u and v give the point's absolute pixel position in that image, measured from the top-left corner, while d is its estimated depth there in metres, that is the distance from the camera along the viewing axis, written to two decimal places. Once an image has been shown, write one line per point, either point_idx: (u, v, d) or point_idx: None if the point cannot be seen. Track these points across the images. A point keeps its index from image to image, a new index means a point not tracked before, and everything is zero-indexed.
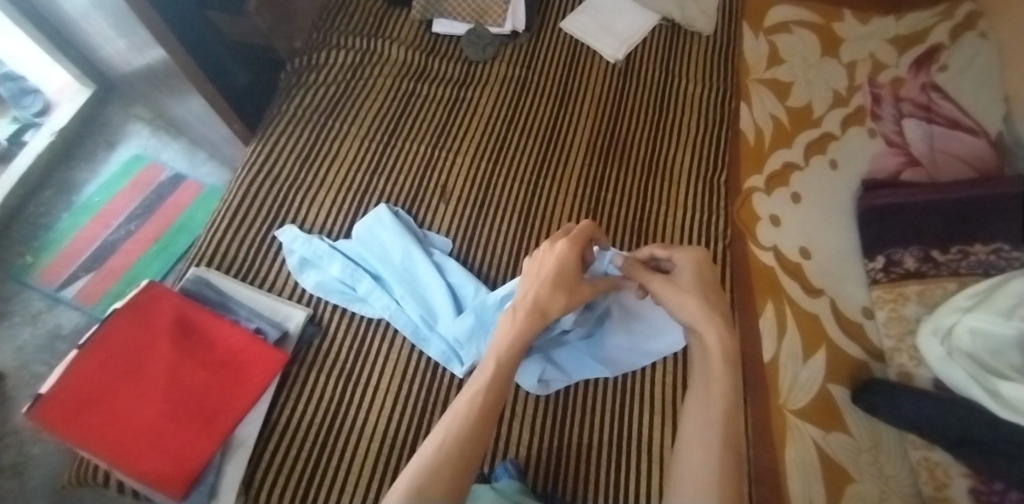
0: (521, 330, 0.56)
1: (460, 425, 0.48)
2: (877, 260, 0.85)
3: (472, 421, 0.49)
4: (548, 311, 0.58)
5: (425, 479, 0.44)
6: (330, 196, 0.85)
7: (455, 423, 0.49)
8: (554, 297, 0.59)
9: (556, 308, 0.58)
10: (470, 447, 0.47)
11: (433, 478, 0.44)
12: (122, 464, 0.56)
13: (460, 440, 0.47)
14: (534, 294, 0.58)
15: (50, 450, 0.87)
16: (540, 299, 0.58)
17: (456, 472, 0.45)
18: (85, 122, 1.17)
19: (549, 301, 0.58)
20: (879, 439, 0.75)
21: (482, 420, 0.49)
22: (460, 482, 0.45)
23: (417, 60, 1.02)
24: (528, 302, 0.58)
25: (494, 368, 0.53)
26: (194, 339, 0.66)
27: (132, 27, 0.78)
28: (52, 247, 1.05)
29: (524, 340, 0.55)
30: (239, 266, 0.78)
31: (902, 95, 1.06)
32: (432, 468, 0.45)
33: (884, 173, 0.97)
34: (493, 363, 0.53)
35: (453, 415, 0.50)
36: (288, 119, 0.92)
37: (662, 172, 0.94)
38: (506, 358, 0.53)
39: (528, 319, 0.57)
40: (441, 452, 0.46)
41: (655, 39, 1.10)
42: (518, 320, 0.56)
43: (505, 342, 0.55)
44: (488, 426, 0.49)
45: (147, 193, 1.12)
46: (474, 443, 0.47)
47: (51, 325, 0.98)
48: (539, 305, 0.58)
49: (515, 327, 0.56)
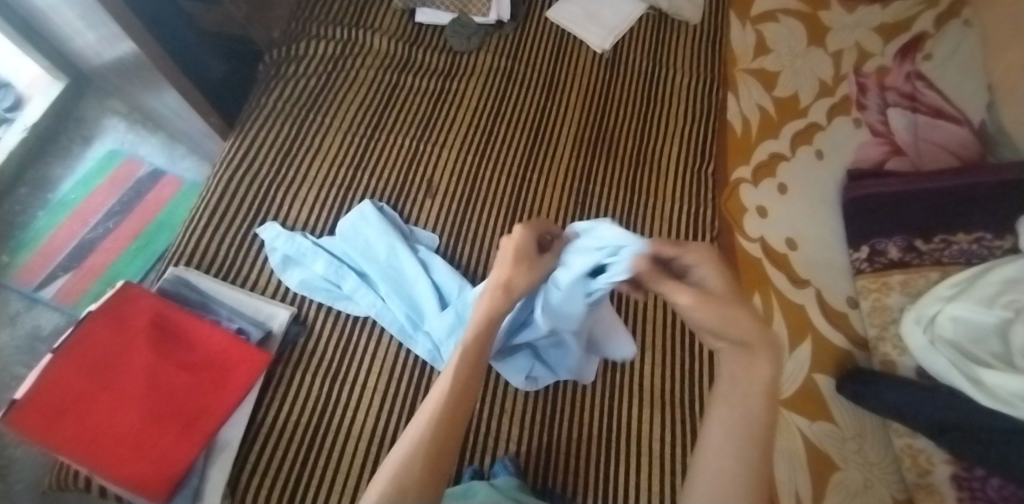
0: (490, 309, 0.52)
1: (433, 417, 0.48)
2: (862, 249, 0.86)
3: (446, 414, 0.48)
4: (513, 287, 0.53)
5: (399, 476, 0.45)
6: (312, 193, 0.84)
7: (427, 415, 0.48)
8: (517, 271, 0.53)
9: (522, 283, 0.53)
10: (440, 442, 0.47)
11: (406, 472, 0.45)
12: (100, 470, 0.55)
13: (435, 437, 0.47)
14: (498, 274, 0.54)
15: (33, 454, 0.86)
16: (501, 277, 0.53)
17: (429, 467, 0.46)
18: (60, 117, 1.14)
19: (513, 276, 0.53)
20: (862, 426, 0.77)
21: (453, 414, 0.48)
22: (433, 474, 0.46)
23: (400, 52, 1.00)
24: (492, 280, 0.53)
25: (463, 352, 0.51)
26: (172, 340, 0.64)
27: (101, 19, 0.75)
28: (28, 246, 1.02)
29: (494, 320, 0.52)
30: (220, 264, 0.77)
31: (887, 84, 1.06)
32: (405, 464, 0.45)
33: (868, 162, 0.97)
34: (459, 350, 0.51)
35: (426, 407, 0.49)
36: (269, 111, 0.90)
37: (650, 163, 0.93)
38: (473, 342, 0.52)
39: (492, 299, 0.53)
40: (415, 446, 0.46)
41: (642, 28, 1.09)
42: (484, 299, 0.53)
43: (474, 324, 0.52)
44: (462, 419, 0.49)
45: (126, 190, 1.09)
46: (449, 435, 0.48)
47: (30, 327, 0.96)
48: (502, 280, 0.53)
49: (482, 307, 0.53)
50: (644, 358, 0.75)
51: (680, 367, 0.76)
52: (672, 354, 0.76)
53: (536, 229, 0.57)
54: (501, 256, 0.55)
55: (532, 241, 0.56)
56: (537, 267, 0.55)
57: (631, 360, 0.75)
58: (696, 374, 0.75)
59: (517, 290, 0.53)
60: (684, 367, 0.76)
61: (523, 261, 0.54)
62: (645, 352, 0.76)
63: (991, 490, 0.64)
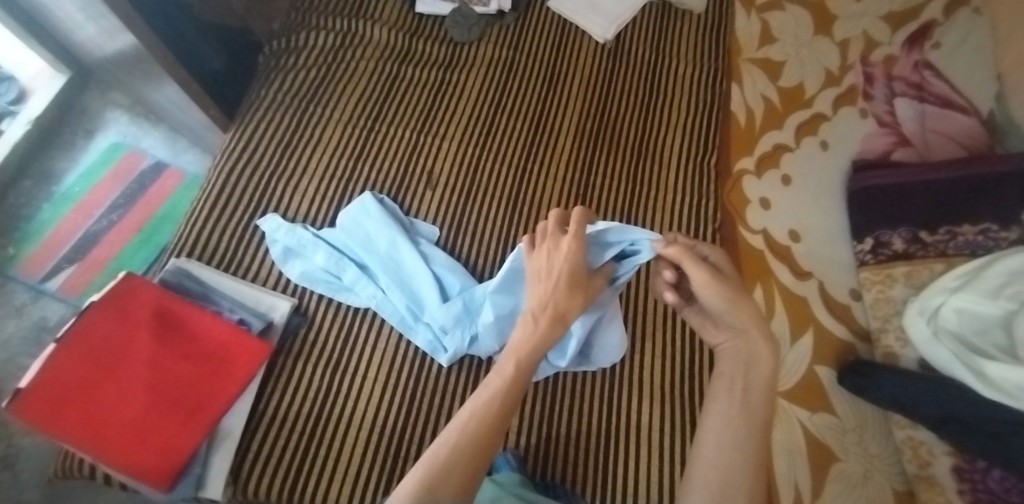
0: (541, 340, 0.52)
1: (474, 425, 0.47)
2: (865, 241, 0.85)
3: (486, 422, 0.47)
4: (567, 316, 0.53)
5: (433, 480, 0.43)
6: (313, 185, 0.84)
7: (466, 428, 0.47)
8: (572, 301, 0.53)
9: (574, 311, 0.53)
10: (477, 449, 0.45)
11: (441, 476, 0.43)
12: (104, 458, 0.56)
13: (473, 448, 0.45)
14: (552, 297, 0.53)
15: (40, 443, 0.87)
16: (557, 304, 0.52)
17: (463, 480, 0.44)
18: (63, 110, 1.14)
19: (568, 305, 0.53)
20: (863, 418, 0.76)
21: (493, 423, 0.47)
22: (469, 483, 0.44)
23: (401, 43, 1.00)
24: (547, 305, 0.52)
25: (512, 372, 0.50)
26: (175, 332, 0.65)
27: (101, 12, 0.75)
28: (34, 238, 1.03)
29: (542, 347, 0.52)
30: (221, 255, 0.77)
31: (894, 73, 1.05)
32: (442, 473, 0.44)
33: (874, 153, 0.96)
34: (513, 363, 0.50)
35: (465, 414, 0.48)
36: (269, 103, 0.90)
37: (652, 154, 0.92)
38: (526, 359, 0.51)
39: (550, 326, 0.52)
40: (451, 455, 0.45)
41: (645, 18, 1.08)
42: (540, 325, 0.52)
43: (523, 345, 0.51)
44: (501, 429, 0.48)
45: (129, 183, 1.10)
46: (485, 448, 0.46)
47: (36, 318, 0.97)
48: (556, 309, 0.52)
49: (529, 333, 0.52)
50: (644, 350, 0.75)
51: (680, 360, 0.75)
52: (671, 345, 0.76)
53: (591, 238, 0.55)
54: (556, 274, 0.53)
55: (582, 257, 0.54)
56: (588, 291, 0.55)
57: (631, 352, 0.75)
58: (697, 367, 0.75)
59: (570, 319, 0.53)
60: (685, 360, 0.75)
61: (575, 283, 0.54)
62: (646, 345, 0.76)
63: (993, 482, 0.63)
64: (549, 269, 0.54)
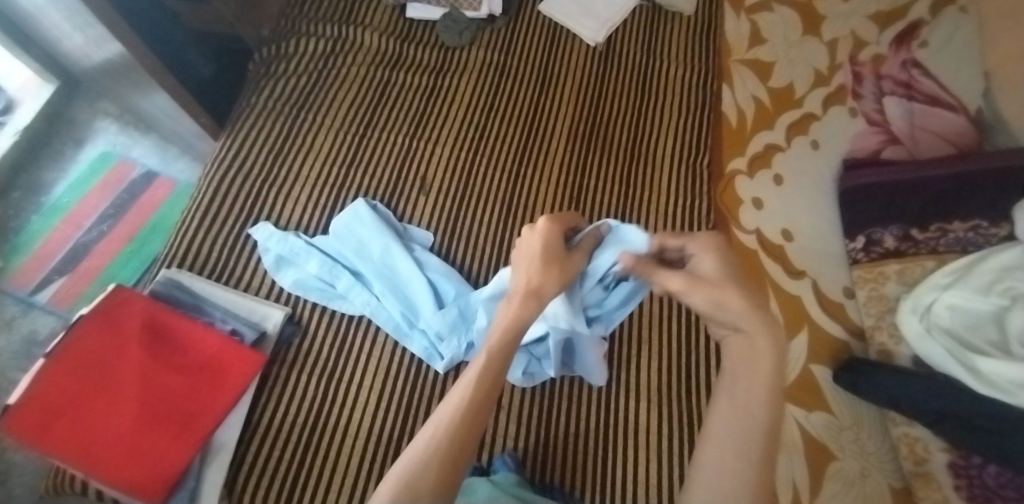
0: (518, 314, 0.53)
1: (450, 421, 0.46)
2: (858, 240, 0.86)
3: (462, 417, 0.46)
4: (543, 293, 0.55)
5: (411, 476, 0.42)
6: (305, 191, 0.83)
7: (443, 421, 0.46)
8: (548, 276, 0.56)
9: (552, 289, 0.56)
10: (457, 445, 0.45)
11: (419, 475, 0.42)
12: (96, 473, 0.55)
13: (451, 443, 0.45)
14: (526, 278, 0.56)
15: (33, 458, 0.86)
16: (533, 280, 0.56)
17: (441, 472, 0.43)
18: (52, 121, 1.13)
19: (543, 283, 0.56)
20: (859, 417, 0.77)
21: (471, 419, 0.46)
22: (447, 482, 0.43)
23: (392, 48, 0.99)
24: (522, 285, 0.55)
25: (485, 359, 0.50)
26: (167, 343, 0.64)
27: (86, 20, 0.75)
28: (22, 251, 1.02)
29: (520, 325, 0.53)
30: (213, 265, 0.76)
31: (883, 73, 1.05)
32: (417, 466, 0.43)
33: (864, 152, 0.97)
34: (483, 356, 0.50)
35: (444, 410, 0.48)
36: (260, 111, 0.89)
37: (645, 155, 0.93)
38: (499, 351, 0.51)
39: (524, 302, 0.54)
40: (428, 448, 0.44)
41: (635, 21, 1.08)
42: (514, 303, 0.54)
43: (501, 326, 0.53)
44: (481, 421, 0.47)
45: (120, 192, 1.09)
46: (465, 440, 0.45)
47: (26, 331, 0.96)
48: (533, 287, 0.55)
49: (509, 313, 0.54)
50: (641, 353, 0.75)
51: (679, 361, 0.75)
52: (667, 347, 0.76)
53: (558, 222, 0.61)
54: (529, 255, 0.58)
55: (558, 235, 0.60)
56: (566, 268, 0.59)
57: (627, 354, 0.75)
58: (693, 367, 0.75)
59: (547, 296, 0.56)
60: (680, 361, 0.75)
61: (554, 256, 0.58)
62: (642, 348, 0.75)
63: (989, 478, 0.63)
64: (526, 251, 0.58)
